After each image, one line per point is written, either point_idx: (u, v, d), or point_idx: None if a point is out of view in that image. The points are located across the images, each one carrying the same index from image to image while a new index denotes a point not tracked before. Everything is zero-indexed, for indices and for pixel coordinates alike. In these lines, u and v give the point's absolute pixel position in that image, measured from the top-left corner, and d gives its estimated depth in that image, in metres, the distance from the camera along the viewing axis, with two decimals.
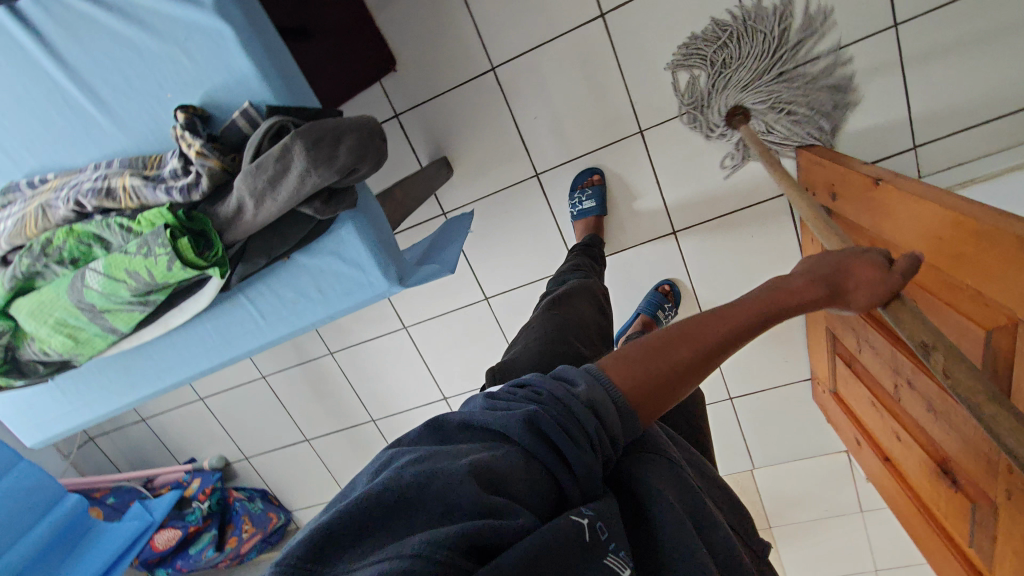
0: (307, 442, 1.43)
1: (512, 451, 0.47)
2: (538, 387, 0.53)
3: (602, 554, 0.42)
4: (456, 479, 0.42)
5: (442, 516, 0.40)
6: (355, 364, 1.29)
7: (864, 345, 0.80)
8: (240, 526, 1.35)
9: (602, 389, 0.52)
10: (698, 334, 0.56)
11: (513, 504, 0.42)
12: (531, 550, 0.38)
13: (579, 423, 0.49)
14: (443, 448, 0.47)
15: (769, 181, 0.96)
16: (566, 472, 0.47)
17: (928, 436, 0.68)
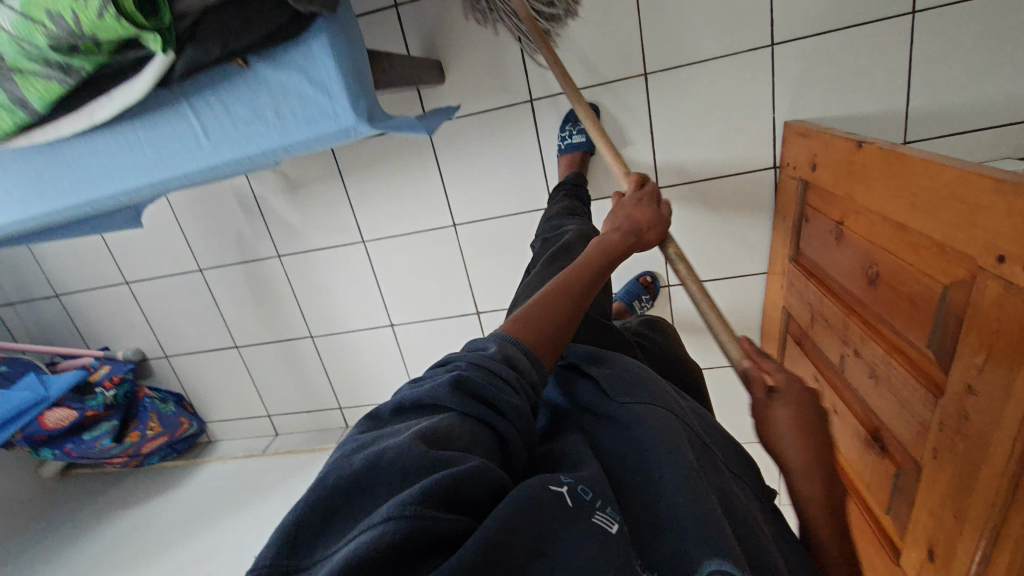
0: (235, 350, 1.34)
1: (449, 417, 0.43)
2: (453, 358, 0.49)
3: (591, 514, 0.40)
4: (400, 449, 0.38)
5: (399, 488, 0.36)
6: (302, 273, 1.21)
7: (817, 318, 0.82)
8: (145, 423, 1.26)
9: (512, 344, 0.51)
10: (568, 286, 0.62)
11: (463, 453, 0.39)
12: (505, 517, 0.36)
13: (504, 380, 0.46)
14: (380, 432, 0.43)
15: (760, 151, 0.96)
16: (505, 419, 0.44)
17: (862, 402, 0.69)
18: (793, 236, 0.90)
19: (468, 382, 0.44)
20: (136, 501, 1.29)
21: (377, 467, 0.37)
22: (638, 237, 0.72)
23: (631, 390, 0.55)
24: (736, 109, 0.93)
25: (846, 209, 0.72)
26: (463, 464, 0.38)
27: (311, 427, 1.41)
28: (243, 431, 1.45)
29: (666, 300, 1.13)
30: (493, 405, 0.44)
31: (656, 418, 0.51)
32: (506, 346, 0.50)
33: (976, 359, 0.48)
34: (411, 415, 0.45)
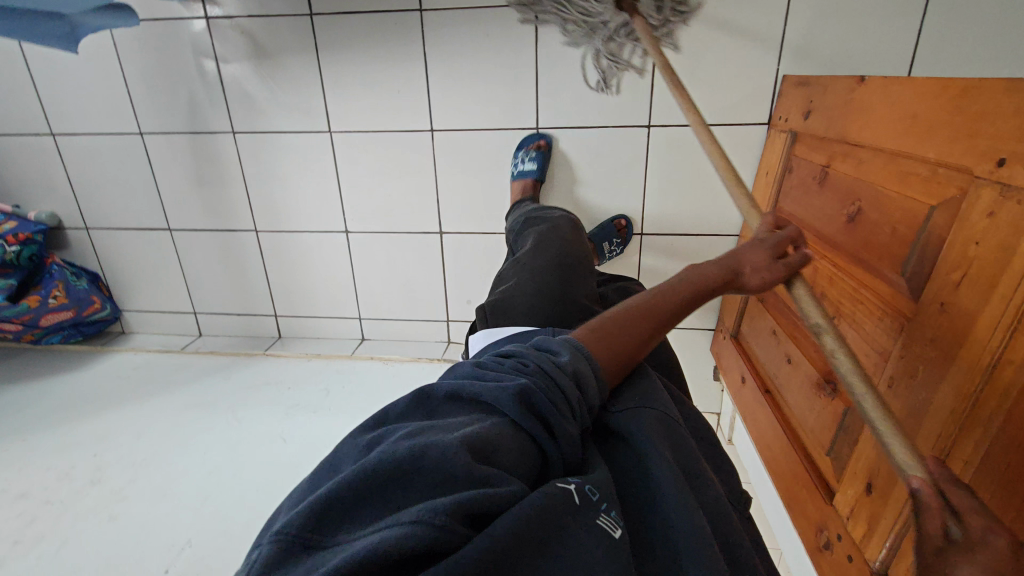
0: (168, 232, 1.22)
1: (502, 424, 0.45)
2: (524, 359, 0.52)
3: (595, 513, 0.42)
4: (447, 451, 0.40)
5: (439, 489, 0.38)
6: (257, 156, 1.11)
7: None
8: (47, 291, 1.13)
9: (583, 357, 0.53)
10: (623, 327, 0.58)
11: (504, 475, 0.41)
12: (523, 515, 0.38)
13: (564, 400, 0.49)
14: (432, 423, 0.45)
15: (757, 105, 0.93)
16: (552, 439, 0.47)
17: (817, 345, 0.68)
18: (772, 191, 0.89)
19: (532, 394, 0.47)
20: (28, 377, 1.15)
21: (421, 459, 0.39)
22: (737, 277, 0.62)
23: (627, 393, 0.57)
24: (743, 56, 0.90)
25: (834, 152, 0.71)
26: (501, 484, 0.41)
27: (240, 333, 1.31)
28: (163, 327, 1.33)
29: (635, 250, 1.10)
30: (548, 424, 0.47)
31: (660, 427, 0.52)
32: (579, 356, 0.53)
33: (954, 278, 0.46)
34: (464, 411, 0.48)
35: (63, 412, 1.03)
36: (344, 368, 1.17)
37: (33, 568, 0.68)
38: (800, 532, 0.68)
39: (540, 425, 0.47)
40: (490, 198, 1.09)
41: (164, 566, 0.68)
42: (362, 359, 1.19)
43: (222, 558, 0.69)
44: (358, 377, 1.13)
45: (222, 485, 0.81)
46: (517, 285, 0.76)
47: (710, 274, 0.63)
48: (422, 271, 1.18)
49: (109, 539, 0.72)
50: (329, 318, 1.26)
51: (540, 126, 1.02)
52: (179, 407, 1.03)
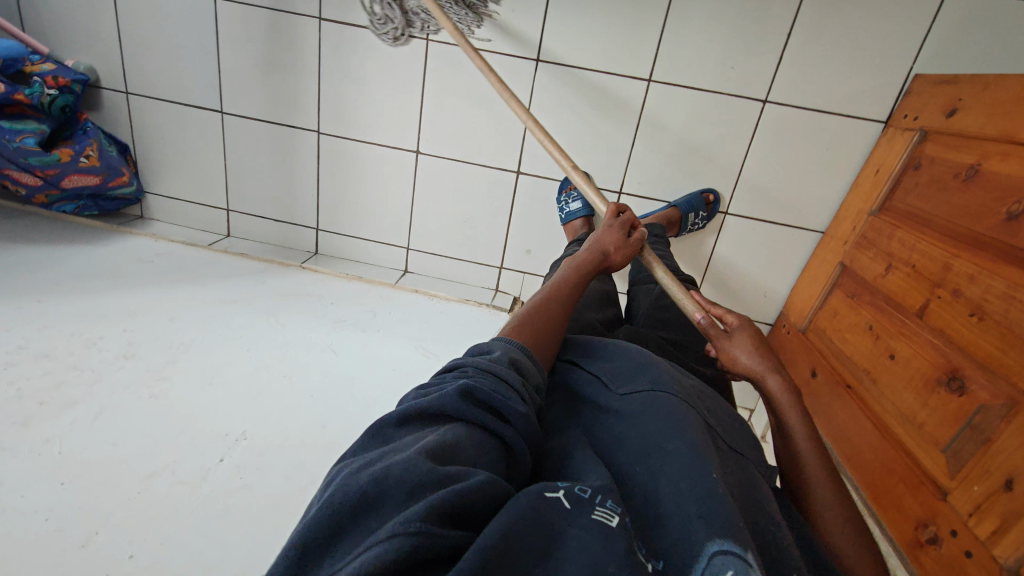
0: (219, 115, 1.12)
1: (456, 427, 0.40)
2: (461, 364, 0.46)
3: (590, 511, 0.36)
4: (404, 462, 0.34)
5: (406, 503, 0.32)
6: (338, 50, 1.02)
7: (894, 264, 0.79)
8: (80, 148, 1.02)
9: (513, 348, 0.49)
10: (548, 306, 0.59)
11: (469, 468, 0.36)
12: (509, 523, 0.33)
13: (515, 388, 0.44)
14: (388, 446, 0.38)
15: (879, 100, 0.92)
16: (509, 429, 0.41)
17: (936, 343, 0.66)
18: (885, 186, 0.87)
19: (475, 388, 0.41)
20: (38, 240, 1.03)
21: (381, 483, 0.33)
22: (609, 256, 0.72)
23: (633, 378, 0.50)
24: (880, 48, 0.89)
25: (987, 151, 0.68)
26: (470, 478, 0.35)
27: (273, 240, 1.23)
28: (189, 219, 1.23)
29: (715, 229, 1.06)
30: (503, 414, 0.42)
31: (668, 407, 0.45)
32: (509, 351, 0.49)
33: None
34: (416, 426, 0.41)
35: (83, 282, 0.93)
36: (387, 295, 1.10)
37: (67, 432, 0.60)
38: (896, 530, 0.66)
39: (494, 418, 0.41)
40: (579, 145, 1.04)
41: (219, 454, 0.61)
42: (407, 291, 1.12)
43: (283, 458, 0.62)
44: (403, 306, 1.07)
45: (274, 386, 0.74)
46: None
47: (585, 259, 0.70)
48: (487, 210, 1.11)
49: (156, 416, 0.64)
50: (375, 241, 1.19)
51: (652, 80, 0.97)
52: (215, 300, 0.94)
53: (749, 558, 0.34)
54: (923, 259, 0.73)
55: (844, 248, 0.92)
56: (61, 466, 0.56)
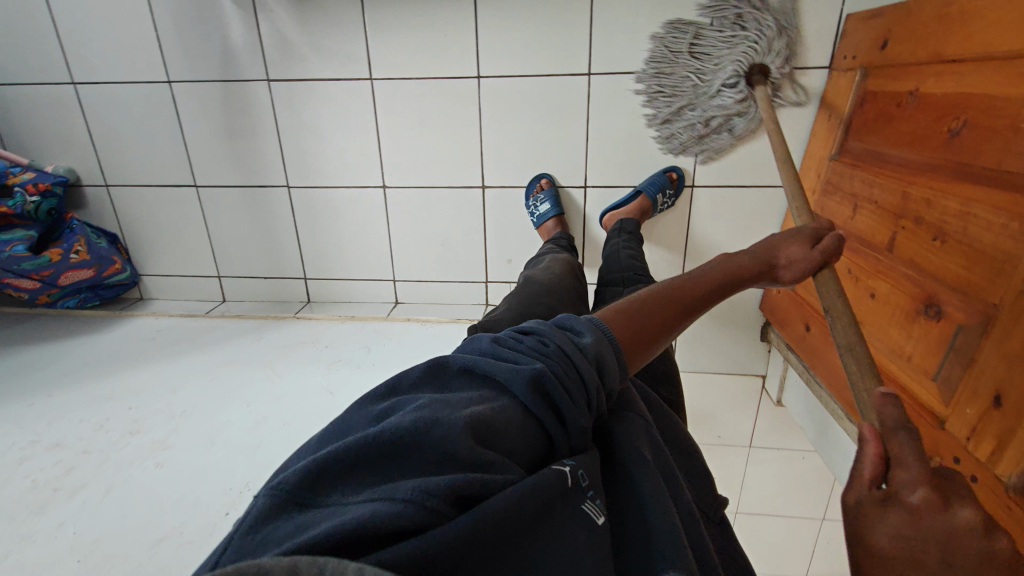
0: (195, 189, 1.16)
1: (512, 407, 0.40)
2: (544, 336, 0.46)
3: (581, 499, 0.38)
4: (452, 430, 0.35)
5: (434, 470, 0.34)
6: (292, 106, 1.06)
7: (860, 205, 0.78)
8: (69, 245, 1.07)
9: (607, 342, 0.48)
10: (682, 291, 0.59)
11: (507, 462, 0.37)
12: (515, 496, 0.34)
13: (579, 382, 0.43)
14: (440, 397, 0.40)
15: (814, 47, 0.92)
16: (560, 427, 0.41)
17: (911, 273, 0.65)
18: (839, 129, 0.86)
19: (547, 379, 0.41)
20: (44, 338, 1.09)
21: (422, 436, 0.35)
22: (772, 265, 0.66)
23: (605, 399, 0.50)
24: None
25: (922, 75, 0.68)
26: (503, 476, 0.35)
27: (266, 297, 1.27)
28: (185, 291, 1.28)
29: (685, 205, 1.07)
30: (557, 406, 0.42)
31: (647, 438, 0.47)
32: (601, 340, 0.48)
33: None
34: (478, 387, 0.42)
35: (88, 370, 0.97)
36: (381, 329, 1.12)
37: (78, 513, 0.63)
38: None
39: (552, 414, 0.41)
40: (536, 150, 1.05)
41: (224, 508, 0.63)
42: (399, 321, 1.15)
43: None
44: (397, 336, 1.09)
45: (276, 435, 0.76)
46: (505, 309, 0.80)
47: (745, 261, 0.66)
48: (462, 229, 1.14)
49: (163, 483, 0.67)
50: (362, 279, 1.22)
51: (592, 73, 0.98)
52: (218, 363, 0.98)
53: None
54: (884, 193, 0.72)
55: (814, 201, 0.92)
56: (77, 545, 0.59)
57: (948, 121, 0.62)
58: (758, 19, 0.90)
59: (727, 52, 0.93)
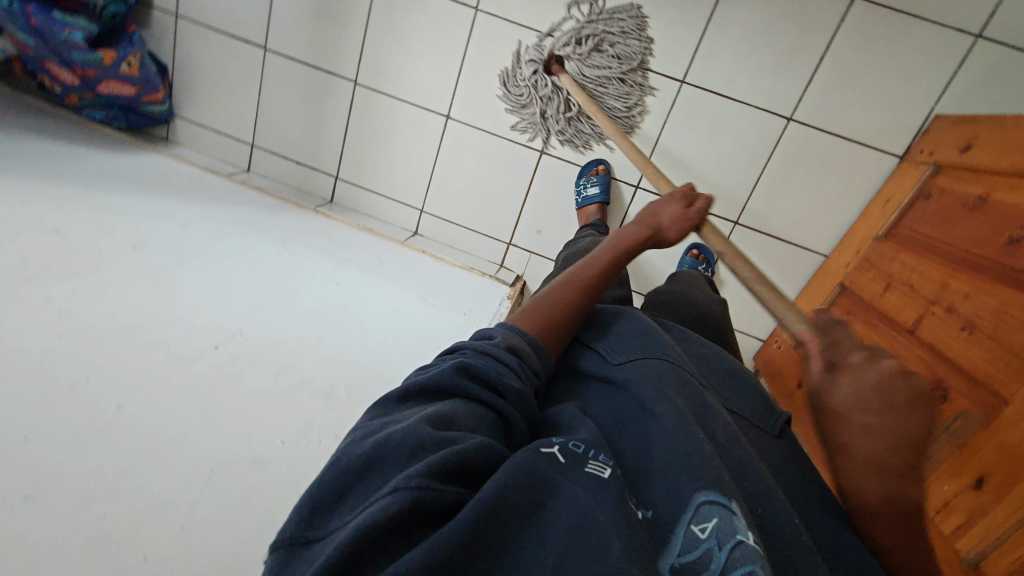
0: (263, 52, 1.14)
1: (459, 401, 0.41)
2: (459, 347, 0.47)
3: (584, 462, 0.38)
4: (407, 429, 0.35)
5: (410, 459, 0.34)
6: (388, 7, 1.05)
7: (893, 286, 0.80)
8: (123, 55, 1.04)
9: (516, 333, 0.48)
10: (590, 267, 0.60)
11: (468, 434, 0.37)
12: (510, 474, 0.34)
13: (512, 359, 0.45)
14: (391, 417, 0.39)
15: (894, 134, 0.95)
16: (506, 399, 0.42)
17: (926, 357, 0.68)
18: (892, 215, 0.89)
19: (471, 365, 0.42)
20: (62, 137, 1.04)
21: (382, 447, 0.35)
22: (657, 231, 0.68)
23: (626, 349, 0.54)
24: (902, 85, 0.92)
25: (998, 184, 0.71)
26: (467, 441, 0.36)
27: (291, 183, 1.25)
28: (214, 149, 1.25)
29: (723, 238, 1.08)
30: (501, 385, 0.43)
31: (664, 380, 0.48)
32: (513, 335, 0.48)
33: None
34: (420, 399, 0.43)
35: (99, 180, 0.93)
36: (396, 250, 1.12)
37: (65, 296, 0.60)
38: None
39: (494, 392, 0.42)
40: (508, 102, 1.07)
41: (213, 342, 0.61)
42: (414, 249, 1.14)
43: (274, 359, 0.62)
44: (410, 262, 1.08)
45: (276, 300, 0.75)
46: None
47: (634, 233, 0.67)
48: (505, 185, 1.14)
49: (155, 301, 0.65)
50: (391, 199, 1.21)
51: (685, 81, 1.00)
52: (231, 222, 0.96)
53: (733, 506, 0.37)
54: (922, 279, 0.75)
55: (845, 271, 0.95)
56: (57, 321, 0.56)
57: (1014, 228, 0.64)
58: (619, 42, 0.99)
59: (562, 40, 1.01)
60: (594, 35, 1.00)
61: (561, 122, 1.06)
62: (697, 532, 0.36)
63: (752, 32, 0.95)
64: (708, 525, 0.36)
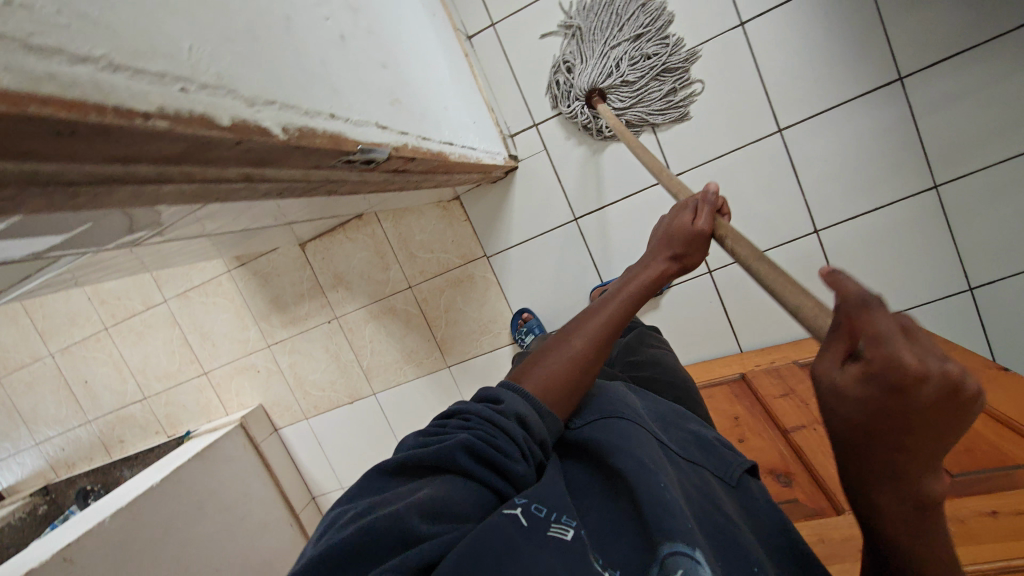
0: None
1: (454, 478, 0.45)
2: (467, 412, 0.52)
3: (546, 527, 0.41)
4: (393, 516, 0.39)
5: (390, 555, 0.37)
6: None
7: (792, 395, 0.86)
8: None
9: (524, 401, 0.53)
10: (592, 320, 0.62)
11: (454, 523, 0.41)
12: (465, 551, 0.36)
13: (512, 447, 0.48)
14: (385, 496, 0.43)
15: None
16: (501, 480, 0.47)
17: (792, 450, 0.73)
18: None
19: (473, 441, 0.47)
20: None
21: (365, 533, 0.38)
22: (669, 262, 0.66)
23: (585, 410, 0.60)
24: (896, 276, 1.01)
25: None
26: (452, 532, 0.39)
27: None
28: None
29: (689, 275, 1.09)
30: (498, 468, 0.47)
31: (620, 431, 0.54)
32: (519, 400, 0.53)
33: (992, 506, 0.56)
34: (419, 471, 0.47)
35: None
36: (447, 26, 0.97)
37: None
38: None
39: (490, 468, 0.47)
40: (551, 86, 1.07)
41: None
42: (460, 45, 1.00)
43: None
44: (453, 44, 0.94)
45: None
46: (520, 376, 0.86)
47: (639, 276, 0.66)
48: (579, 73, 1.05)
49: None
50: None
51: (782, 131, 1.00)
52: None
53: (698, 554, 0.41)
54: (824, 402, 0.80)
55: (755, 365, 1.01)
56: None
57: None
58: (639, 37, 1.00)
59: (565, 52, 1.04)
60: (631, 44, 1.00)
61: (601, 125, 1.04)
62: None
63: (856, 141, 0.98)
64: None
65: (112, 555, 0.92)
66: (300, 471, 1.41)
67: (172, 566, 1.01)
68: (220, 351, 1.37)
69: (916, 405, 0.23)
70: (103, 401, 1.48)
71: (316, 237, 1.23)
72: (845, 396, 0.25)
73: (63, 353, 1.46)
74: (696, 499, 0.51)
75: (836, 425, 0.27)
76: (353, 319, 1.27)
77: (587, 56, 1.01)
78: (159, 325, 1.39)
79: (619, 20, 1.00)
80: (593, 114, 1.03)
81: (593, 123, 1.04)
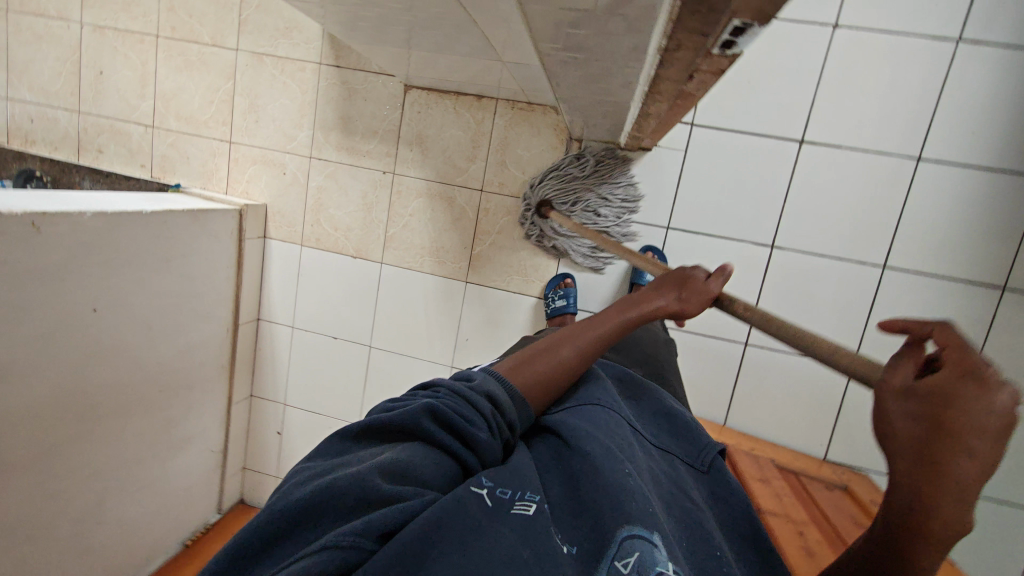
0: None
1: (417, 445, 0.46)
2: (439, 385, 0.52)
3: (510, 506, 0.43)
4: (356, 481, 0.41)
5: (348, 517, 0.39)
6: None
7: (771, 485, 0.90)
8: None
9: (496, 383, 0.53)
10: (575, 338, 0.59)
11: (418, 487, 0.43)
12: (433, 519, 0.38)
13: (479, 420, 0.49)
14: (351, 459, 0.45)
15: (840, 444, 1.09)
16: (471, 454, 0.48)
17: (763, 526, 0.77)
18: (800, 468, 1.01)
19: (438, 411, 0.48)
20: None
21: (328, 494, 0.40)
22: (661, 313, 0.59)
23: (563, 399, 0.60)
24: None
25: None
26: (414, 497, 0.41)
27: None
28: None
29: (725, 335, 1.11)
30: (462, 440, 0.48)
31: (592, 418, 0.54)
32: (494, 383, 0.53)
33: None
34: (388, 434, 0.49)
35: None
36: None
37: None
38: None
39: (455, 440, 0.48)
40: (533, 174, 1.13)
41: None
42: None
43: None
44: None
45: None
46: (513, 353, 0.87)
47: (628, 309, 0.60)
48: (761, 106, 1.04)
49: None
50: None
51: (885, 267, 1.04)
52: None
53: (655, 539, 0.41)
54: (797, 506, 0.85)
55: (738, 444, 1.05)
56: None
57: None
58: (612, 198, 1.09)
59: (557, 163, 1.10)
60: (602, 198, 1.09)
61: (539, 233, 1.13)
62: (619, 567, 0.40)
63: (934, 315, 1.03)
64: (630, 561, 0.40)
65: (71, 247, 0.83)
66: (261, 288, 1.33)
67: (115, 294, 0.93)
68: (259, 131, 1.26)
69: (968, 412, 0.32)
70: (105, 103, 1.33)
71: (425, 89, 1.16)
72: (918, 395, 0.35)
73: (94, 29, 1.29)
74: (665, 493, 0.51)
75: (897, 430, 0.36)
76: (407, 185, 1.21)
77: (566, 180, 1.09)
78: (213, 69, 1.26)
79: (605, 179, 1.08)
80: (537, 220, 1.12)
81: (536, 225, 1.12)
